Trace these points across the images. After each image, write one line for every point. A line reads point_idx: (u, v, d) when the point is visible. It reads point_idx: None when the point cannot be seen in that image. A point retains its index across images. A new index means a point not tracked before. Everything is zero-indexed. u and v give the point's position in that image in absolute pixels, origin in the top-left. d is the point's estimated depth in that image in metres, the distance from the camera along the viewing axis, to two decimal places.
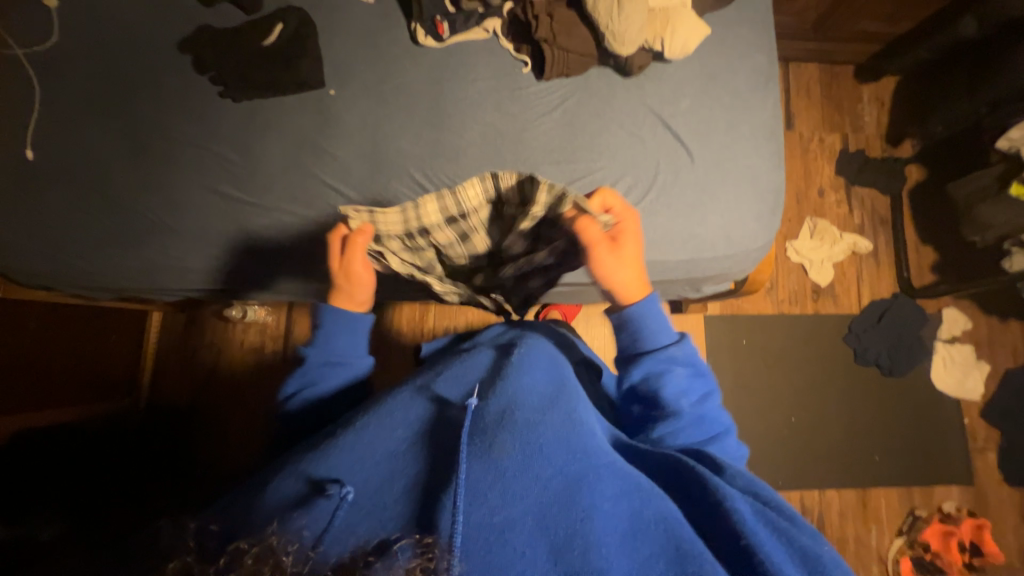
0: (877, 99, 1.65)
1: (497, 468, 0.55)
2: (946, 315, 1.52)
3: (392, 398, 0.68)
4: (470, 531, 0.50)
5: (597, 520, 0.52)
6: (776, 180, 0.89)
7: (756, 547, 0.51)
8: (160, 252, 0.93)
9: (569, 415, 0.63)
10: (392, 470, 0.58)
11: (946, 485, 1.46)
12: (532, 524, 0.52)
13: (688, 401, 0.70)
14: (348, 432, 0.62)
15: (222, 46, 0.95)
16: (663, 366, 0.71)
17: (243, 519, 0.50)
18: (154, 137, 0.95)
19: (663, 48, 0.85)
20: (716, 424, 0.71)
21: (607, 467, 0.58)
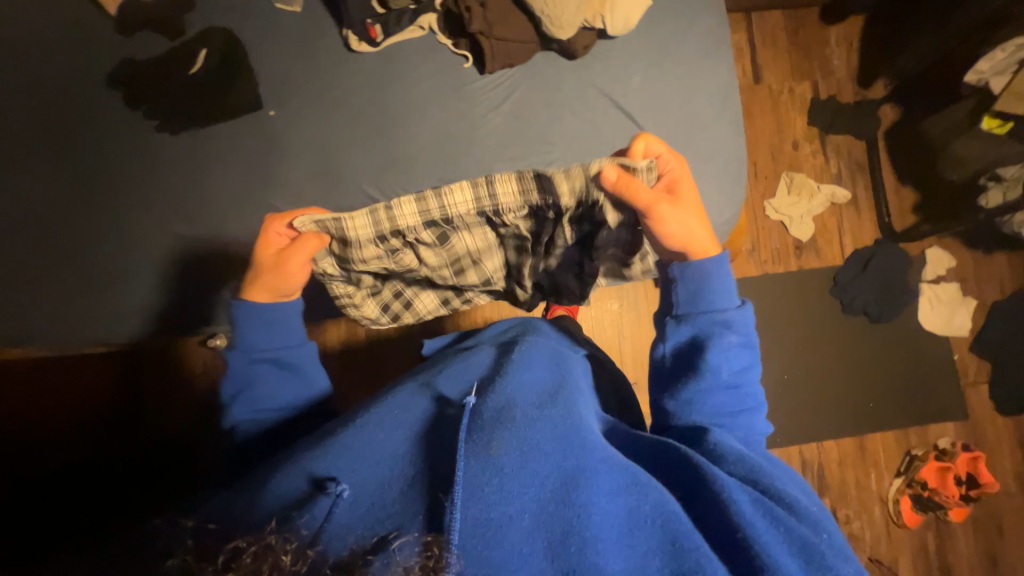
0: (845, 41, 1.59)
1: (495, 466, 0.54)
2: (930, 256, 1.51)
3: (395, 395, 0.67)
4: (468, 528, 0.49)
5: (595, 516, 0.52)
6: (739, 150, 0.86)
7: (750, 542, 0.52)
8: (120, 299, 0.91)
9: (568, 413, 0.63)
10: (389, 473, 0.56)
11: (941, 421, 1.48)
12: (530, 521, 0.52)
13: (728, 370, 0.69)
14: (353, 428, 0.61)
15: (149, 78, 0.91)
16: (716, 326, 0.71)
17: (239, 517, 0.51)
18: (97, 180, 0.92)
19: (605, 24, 0.82)
20: (754, 397, 0.71)
21: (605, 461, 0.57)
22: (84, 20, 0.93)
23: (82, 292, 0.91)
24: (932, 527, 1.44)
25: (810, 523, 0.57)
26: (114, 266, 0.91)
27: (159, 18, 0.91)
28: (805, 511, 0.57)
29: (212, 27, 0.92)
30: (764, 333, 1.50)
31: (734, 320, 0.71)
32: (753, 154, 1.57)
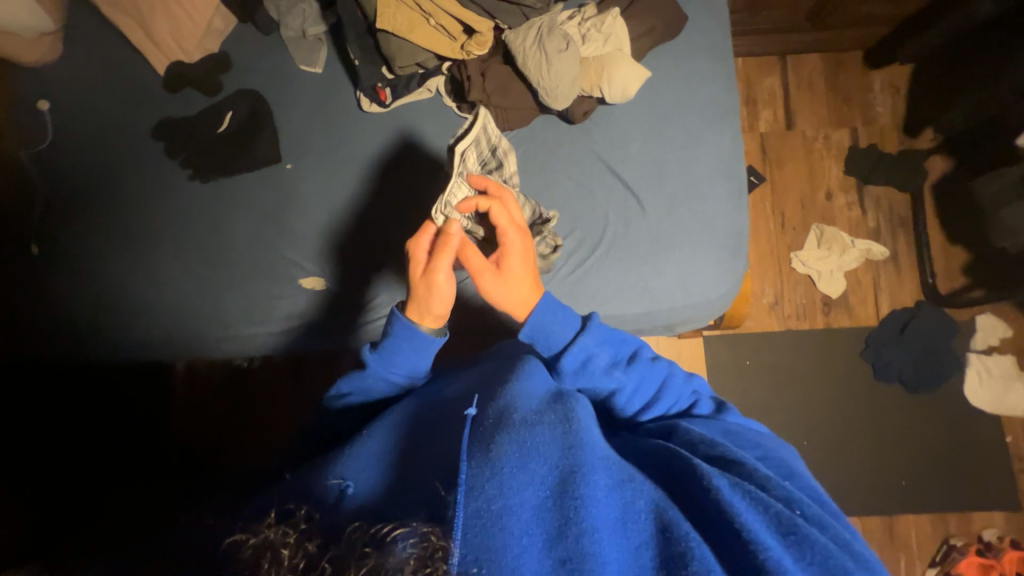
0: (890, 86, 1.49)
1: (494, 465, 0.52)
2: (979, 323, 1.38)
3: (391, 411, 0.70)
4: (470, 519, 0.47)
5: (594, 508, 0.51)
6: (737, 223, 0.85)
7: (735, 519, 0.52)
8: (151, 327, 1.02)
9: (565, 415, 0.62)
10: (394, 464, 0.60)
11: (987, 510, 1.32)
12: (533, 516, 0.50)
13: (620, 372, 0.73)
14: (362, 440, 0.65)
15: (186, 131, 1.01)
16: (582, 357, 0.72)
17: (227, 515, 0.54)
18: (139, 221, 1.03)
19: (602, 94, 0.82)
20: (659, 373, 0.76)
21: (600, 459, 0.57)
22: (137, 77, 1.04)
23: (121, 321, 1.02)
24: None
25: (785, 498, 0.57)
26: (149, 299, 1.02)
27: (199, 77, 1.01)
28: (787, 491, 0.58)
29: (244, 87, 1.01)
30: (784, 394, 1.40)
31: (589, 343, 0.72)
32: (782, 202, 1.49)
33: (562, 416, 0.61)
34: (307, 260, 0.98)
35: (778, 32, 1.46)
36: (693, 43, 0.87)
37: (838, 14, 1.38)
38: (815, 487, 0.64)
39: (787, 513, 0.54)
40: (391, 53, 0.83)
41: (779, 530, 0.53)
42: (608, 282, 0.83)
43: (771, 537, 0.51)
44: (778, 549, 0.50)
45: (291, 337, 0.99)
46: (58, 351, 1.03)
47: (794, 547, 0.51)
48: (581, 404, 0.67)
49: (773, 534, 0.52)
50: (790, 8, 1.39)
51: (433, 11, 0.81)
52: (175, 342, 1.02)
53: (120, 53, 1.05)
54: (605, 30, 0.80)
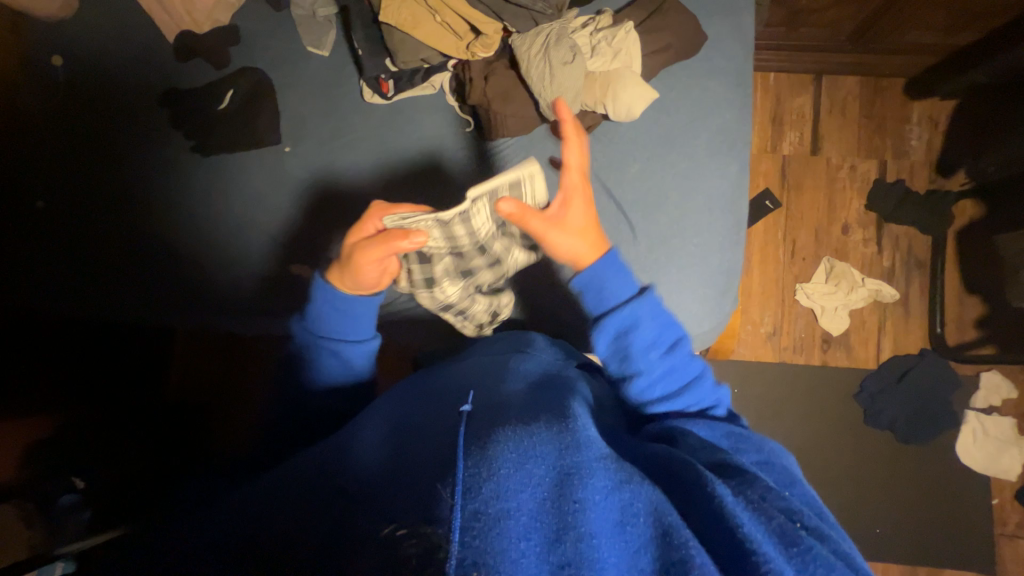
0: (928, 120, 1.41)
1: (491, 464, 0.43)
2: (983, 380, 1.33)
3: (378, 407, 0.65)
4: (464, 522, 0.38)
5: (592, 509, 0.43)
6: (730, 261, 0.82)
7: (738, 530, 0.44)
8: (147, 294, 1.04)
9: (563, 415, 0.54)
10: (367, 463, 0.51)
11: (960, 569, 1.30)
12: (530, 517, 0.41)
13: (657, 353, 0.71)
14: (340, 432, 0.60)
15: (190, 103, 1.01)
16: (630, 323, 0.70)
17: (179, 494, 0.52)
18: (140, 187, 1.04)
19: (606, 111, 0.79)
20: (693, 366, 0.73)
21: (601, 459, 0.48)
22: (149, 42, 1.04)
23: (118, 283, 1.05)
24: None
25: (787, 509, 0.50)
26: (146, 266, 1.04)
27: (208, 49, 1.00)
28: (789, 501, 0.51)
29: (252, 64, 1.00)
30: (768, 427, 1.37)
31: (641, 311, 0.71)
32: (795, 231, 1.43)
33: (560, 415, 0.55)
34: (298, 246, 0.98)
35: (816, 51, 1.38)
36: (711, 65, 0.83)
37: (883, 39, 1.29)
38: (812, 496, 0.59)
39: (790, 524, 0.46)
40: (393, 48, 0.81)
41: (788, 545, 0.45)
42: None
43: (776, 549, 0.44)
44: (779, 560, 0.43)
45: (277, 319, 1.00)
46: (55, 307, 1.06)
47: (796, 558, 0.44)
48: (579, 406, 0.60)
49: (784, 552, 0.44)
50: (831, 28, 1.31)
51: (439, 7, 0.78)
52: (167, 312, 1.04)
53: (134, 15, 1.05)
54: (616, 43, 0.76)
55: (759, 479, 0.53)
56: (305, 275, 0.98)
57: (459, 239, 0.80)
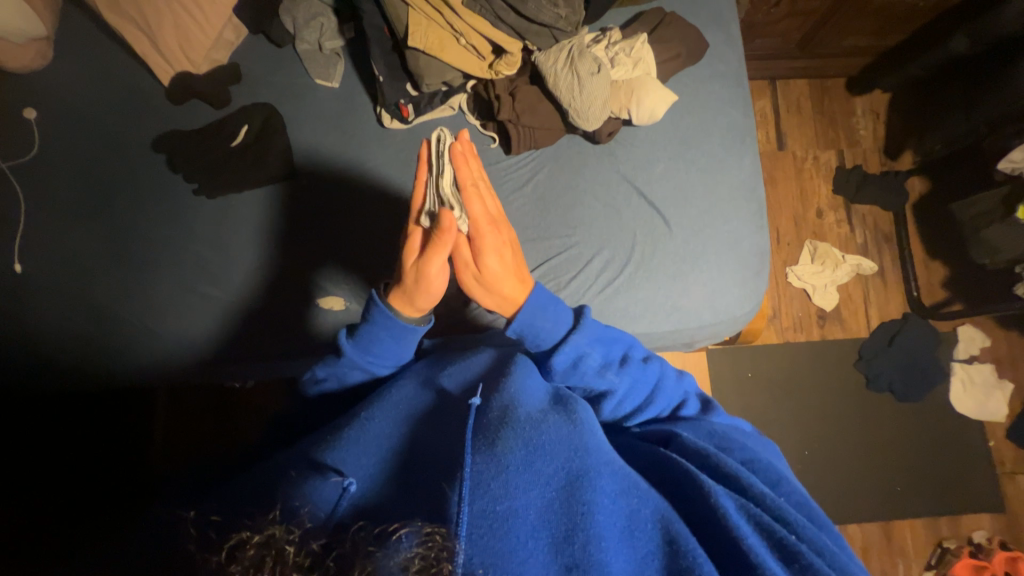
0: (871, 112, 1.59)
1: (500, 463, 0.47)
2: (961, 334, 1.46)
3: (394, 388, 0.63)
4: (473, 520, 0.42)
5: (599, 513, 0.46)
6: (759, 244, 0.88)
7: (741, 543, 0.46)
8: (139, 350, 0.92)
9: (570, 413, 0.56)
10: (385, 468, 0.53)
11: (975, 512, 1.39)
12: (534, 517, 0.45)
13: (612, 373, 0.67)
14: (358, 426, 0.57)
15: (189, 144, 0.96)
16: (572, 357, 0.66)
17: (246, 507, 0.44)
18: (132, 233, 0.95)
19: (630, 116, 0.85)
20: (653, 371, 0.69)
21: (607, 464, 0.51)
22: (137, 86, 0.99)
23: (110, 342, 0.92)
24: None
25: (783, 519, 0.49)
26: (141, 322, 0.93)
27: (207, 88, 0.97)
28: (783, 509, 0.50)
29: (256, 100, 0.98)
30: (784, 404, 1.43)
31: (581, 342, 0.66)
32: (776, 219, 1.54)
33: (565, 413, 0.56)
34: (324, 280, 0.93)
35: (770, 58, 1.53)
36: (712, 71, 0.91)
37: (826, 44, 1.46)
38: (805, 495, 0.57)
39: (791, 538, 0.47)
40: (420, 70, 0.86)
41: (784, 557, 0.47)
42: (638, 301, 0.84)
43: (774, 565, 0.46)
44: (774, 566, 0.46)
45: (303, 361, 0.94)
46: (30, 379, 0.92)
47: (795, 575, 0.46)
48: (583, 404, 0.60)
49: (777, 563, 0.46)
50: (782, 38, 1.46)
51: (465, 31, 0.84)
52: (169, 367, 0.93)
53: (117, 60, 1.00)
54: (634, 54, 0.84)
55: (759, 487, 0.52)
56: (333, 306, 0.92)
57: None
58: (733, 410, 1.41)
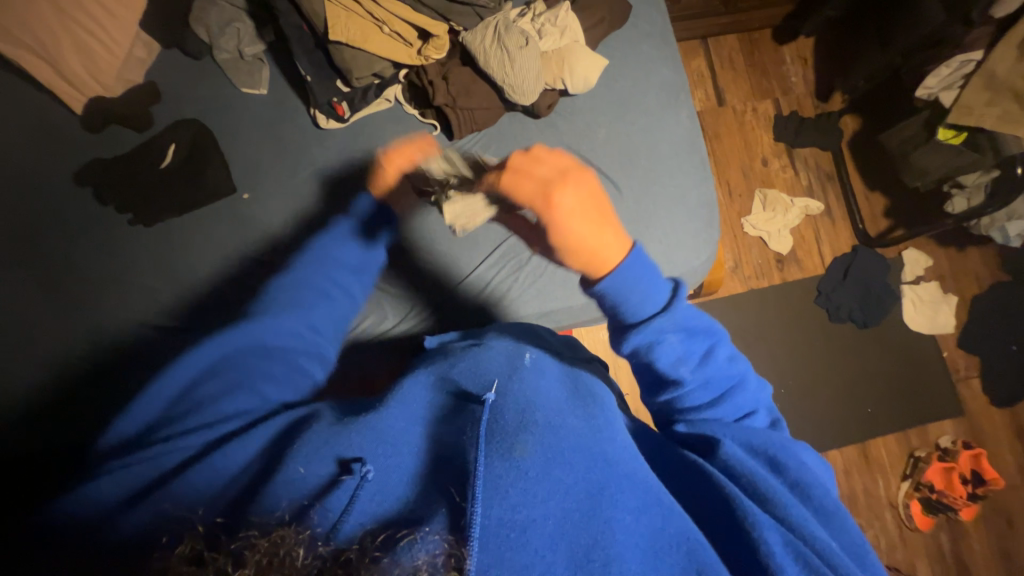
0: (799, 57, 1.65)
1: (518, 468, 0.46)
2: (906, 257, 1.55)
3: (403, 385, 0.56)
4: (489, 528, 0.42)
5: (620, 538, 0.43)
6: (706, 194, 0.90)
7: None
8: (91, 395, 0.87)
9: (595, 419, 0.53)
10: (404, 464, 0.48)
11: (940, 419, 1.49)
12: (551, 532, 0.43)
13: (686, 369, 0.59)
14: (368, 416, 0.52)
15: (116, 173, 0.91)
16: (652, 339, 0.58)
17: (245, 512, 0.41)
18: (68, 274, 0.90)
19: (565, 86, 0.87)
20: (728, 378, 0.61)
21: (630, 477, 0.48)
22: (48, 119, 0.93)
23: (61, 392, 0.87)
24: (945, 528, 1.40)
25: (818, 547, 0.48)
26: (91, 365, 0.88)
27: (126, 112, 0.92)
28: (829, 551, 0.47)
29: (181, 118, 0.94)
30: (755, 348, 1.49)
31: (667, 325, 0.58)
32: (725, 173, 1.59)
33: (587, 419, 0.52)
34: None
35: (698, 17, 1.56)
36: (639, 31, 0.93)
37: None
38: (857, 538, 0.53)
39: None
40: (347, 64, 0.85)
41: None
42: None
43: None
44: None
45: None
46: None
47: None
48: (602, 408, 0.55)
49: None
50: None
51: (388, 19, 0.84)
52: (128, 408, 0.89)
53: (19, 94, 0.93)
54: (560, 23, 0.86)
55: (804, 523, 0.49)
56: None
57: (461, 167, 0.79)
58: None
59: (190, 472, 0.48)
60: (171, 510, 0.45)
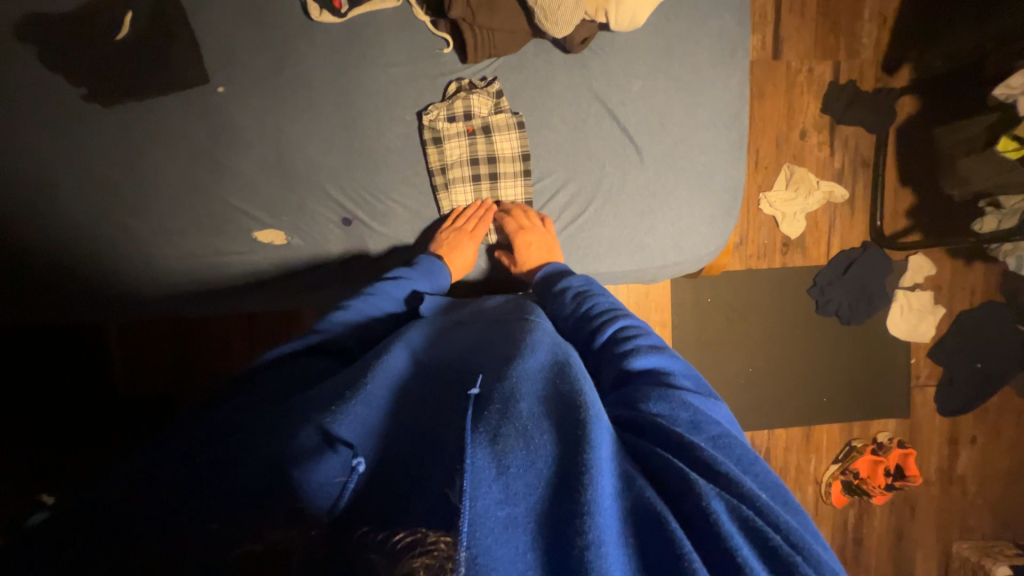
0: (878, 16, 1.43)
1: (502, 460, 0.38)
2: (912, 262, 1.52)
3: (383, 361, 0.54)
4: (475, 524, 0.34)
5: (601, 515, 0.36)
6: (734, 177, 0.91)
7: (734, 552, 0.37)
8: (45, 285, 0.82)
9: (576, 398, 0.46)
10: (381, 446, 0.44)
11: (886, 418, 1.58)
12: (535, 525, 0.36)
13: (605, 306, 0.70)
14: (359, 394, 0.47)
15: (65, 37, 0.77)
16: (575, 283, 0.76)
17: (222, 493, 0.38)
18: (15, 147, 0.79)
19: (607, 19, 0.77)
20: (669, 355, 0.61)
21: (607, 453, 0.41)
22: None
23: (14, 278, 0.81)
24: (855, 507, 1.56)
25: (781, 525, 0.40)
26: (44, 253, 0.81)
27: None
28: (794, 532, 0.40)
29: None
30: (736, 326, 1.50)
31: (581, 279, 0.77)
32: (758, 140, 1.45)
33: (572, 396, 0.46)
34: (261, 211, 0.84)
35: None
36: None
37: None
38: (799, 512, 0.47)
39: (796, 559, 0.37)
40: None
41: (774, 566, 0.38)
42: (602, 239, 0.89)
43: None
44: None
45: (240, 298, 0.87)
46: None
47: None
48: (588, 384, 0.50)
49: None
50: None
51: None
52: (84, 303, 0.84)
53: None
54: None
55: (765, 500, 0.41)
56: (273, 240, 0.85)
57: (478, 148, 0.87)
58: (688, 332, 1.47)
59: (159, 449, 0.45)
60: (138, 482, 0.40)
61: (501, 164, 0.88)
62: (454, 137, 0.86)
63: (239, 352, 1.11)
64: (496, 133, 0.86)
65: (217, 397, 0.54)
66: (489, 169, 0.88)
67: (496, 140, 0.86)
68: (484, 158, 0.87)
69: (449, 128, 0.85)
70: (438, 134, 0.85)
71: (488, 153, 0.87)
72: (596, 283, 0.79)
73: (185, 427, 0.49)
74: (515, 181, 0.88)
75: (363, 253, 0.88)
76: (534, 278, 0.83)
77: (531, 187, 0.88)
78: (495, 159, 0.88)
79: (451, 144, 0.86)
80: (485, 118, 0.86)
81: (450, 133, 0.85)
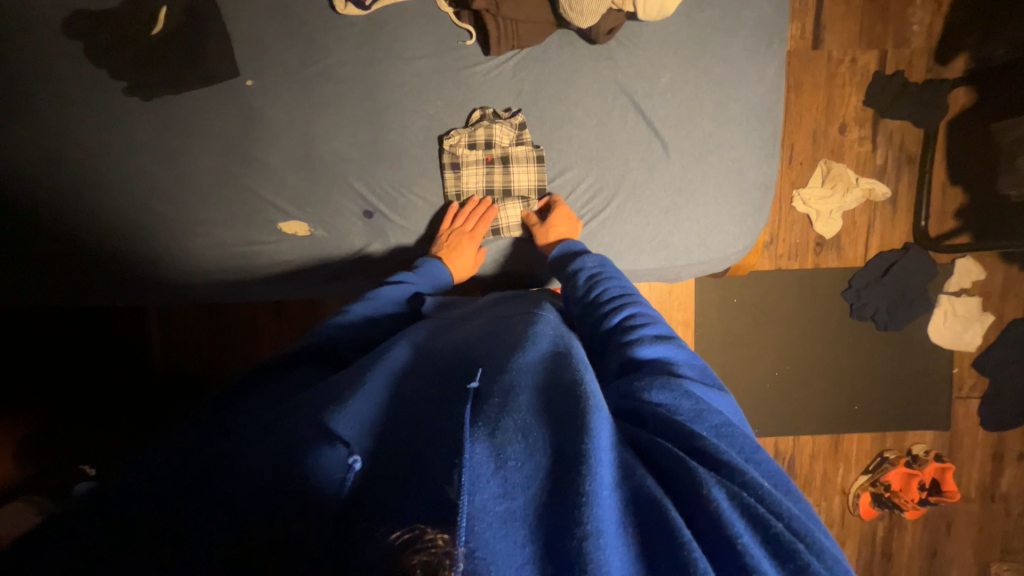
0: (932, 1, 1.34)
1: (500, 454, 0.38)
2: (958, 266, 1.43)
3: (387, 359, 0.55)
4: (472, 519, 0.33)
5: (599, 506, 0.35)
6: (765, 173, 0.87)
7: (736, 541, 0.35)
8: (88, 271, 0.87)
9: (576, 390, 0.45)
10: (387, 440, 0.44)
11: (923, 429, 1.50)
12: (534, 519, 0.36)
13: (614, 291, 0.69)
14: (359, 392, 0.48)
15: (107, 33, 0.81)
16: (587, 267, 0.75)
17: (235, 480, 0.40)
18: (63, 140, 0.84)
19: (635, 8, 0.75)
20: (676, 341, 0.59)
21: (606, 442, 0.40)
22: None
23: (60, 263, 0.86)
24: (885, 520, 1.50)
25: (787, 515, 0.38)
26: (87, 241, 0.86)
27: None
28: (802, 523, 0.38)
29: None
30: (763, 328, 1.45)
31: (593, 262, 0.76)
32: (793, 135, 1.38)
33: (572, 389, 0.45)
34: (286, 202, 0.86)
35: None
36: None
37: None
38: (807, 504, 0.45)
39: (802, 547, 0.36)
40: None
41: (778, 556, 0.35)
42: (624, 236, 0.87)
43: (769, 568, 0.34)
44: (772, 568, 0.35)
45: (264, 287, 0.90)
46: None
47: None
48: (589, 375, 0.49)
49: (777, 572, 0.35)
50: None
51: None
52: (123, 289, 0.88)
53: None
54: None
55: (771, 490, 0.40)
56: (295, 230, 0.87)
57: (495, 178, 0.88)
58: (711, 332, 1.43)
59: (186, 432, 0.47)
60: (163, 465, 0.41)
61: (514, 171, 0.87)
62: (471, 164, 0.87)
63: (264, 340, 1.15)
64: (514, 162, 0.87)
65: (242, 382, 0.56)
66: (503, 179, 0.88)
67: (513, 171, 0.87)
68: (499, 162, 0.87)
69: (468, 155, 0.86)
70: (456, 161, 0.86)
71: (503, 163, 0.87)
72: (609, 261, 0.77)
73: (210, 413, 0.51)
74: (528, 182, 0.88)
75: (384, 245, 0.89)
76: (551, 254, 0.82)
77: (545, 179, 0.87)
78: (508, 182, 0.88)
79: (469, 172, 0.87)
80: (505, 149, 0.86)
81: (470, 166, 0.87)
